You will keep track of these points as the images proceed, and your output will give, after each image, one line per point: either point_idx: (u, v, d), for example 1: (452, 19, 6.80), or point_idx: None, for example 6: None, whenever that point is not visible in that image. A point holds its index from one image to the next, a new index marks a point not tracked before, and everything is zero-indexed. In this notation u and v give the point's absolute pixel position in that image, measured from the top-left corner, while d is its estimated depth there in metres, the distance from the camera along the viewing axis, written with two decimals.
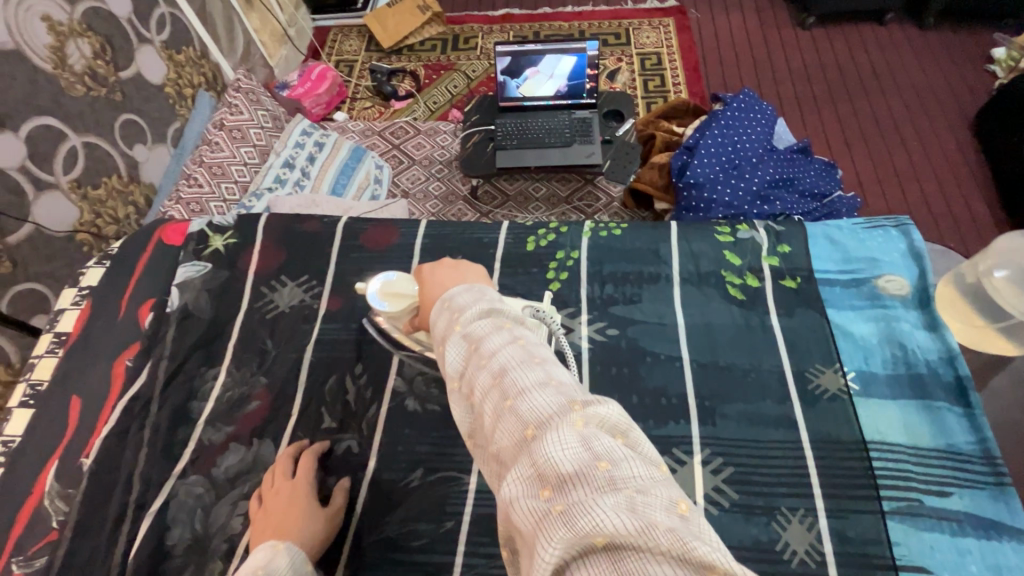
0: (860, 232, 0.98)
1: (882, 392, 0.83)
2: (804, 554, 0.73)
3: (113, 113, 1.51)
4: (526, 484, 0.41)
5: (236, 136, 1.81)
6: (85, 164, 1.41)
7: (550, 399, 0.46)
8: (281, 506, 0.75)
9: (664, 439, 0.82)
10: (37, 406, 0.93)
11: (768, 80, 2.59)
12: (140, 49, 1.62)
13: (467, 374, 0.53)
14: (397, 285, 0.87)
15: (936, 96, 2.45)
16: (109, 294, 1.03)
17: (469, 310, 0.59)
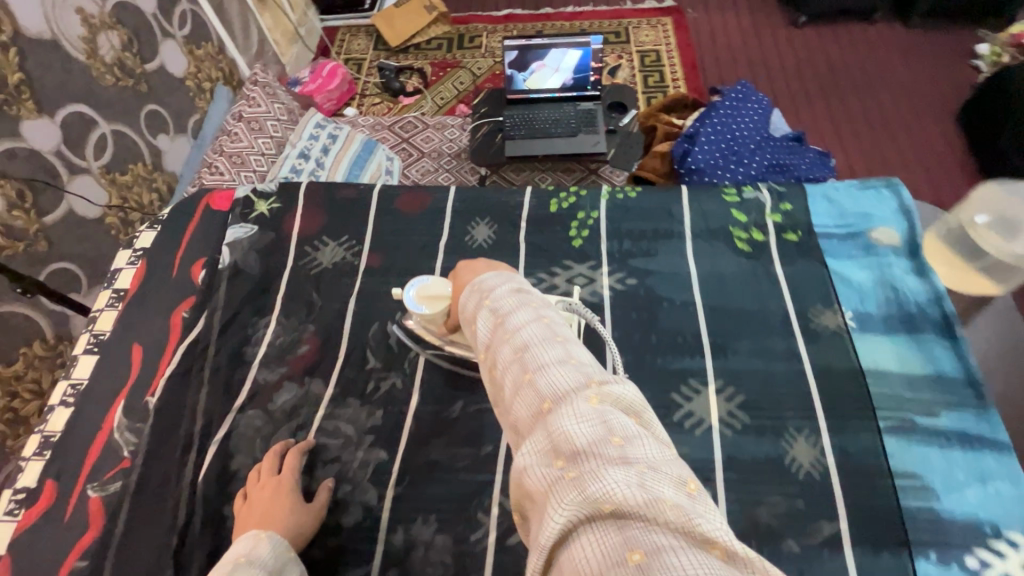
0: (855, 191, 1.07)
1: (877, 328, 0.92)
2: (810, 467, 0.81)
3: (139, 103, 1.61)
4: (541, 453, 0.45)
5: (253, 127, 1.88)
6: (114, 150, 1.51)
7: (570, 376, 0.50)
8: (265, 500, 0.78)
9: (681, 372, 0.91)
10: (101, 352, 1.00)
11: (763, 76, 2.71)
12: (164, 43, 1.73)
13: (490, 345, 0.57)
14: (433, 289, 0.90)
15: (922, 90, 2.58)
16: (162, 254, 1.10)
17: (497, 288, 0.63)
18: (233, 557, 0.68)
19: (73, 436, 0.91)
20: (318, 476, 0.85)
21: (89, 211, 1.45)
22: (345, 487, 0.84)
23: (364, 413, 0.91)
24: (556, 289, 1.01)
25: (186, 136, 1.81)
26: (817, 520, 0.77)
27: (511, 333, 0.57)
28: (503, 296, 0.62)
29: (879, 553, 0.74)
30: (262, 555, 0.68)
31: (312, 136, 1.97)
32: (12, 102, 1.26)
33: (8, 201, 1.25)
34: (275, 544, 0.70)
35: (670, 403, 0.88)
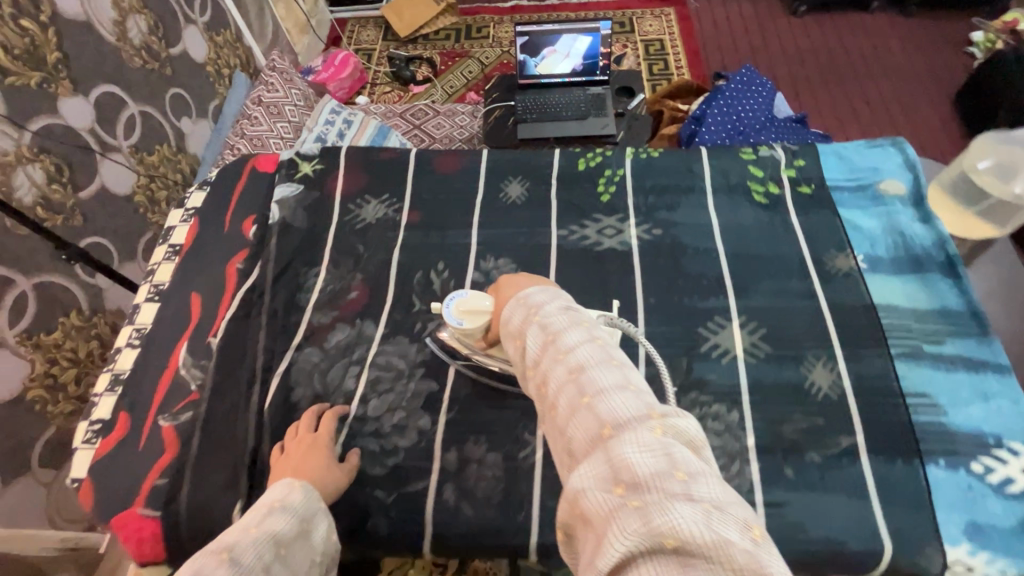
0: (863, 149, 1.15)
1: (886, 270, 1.00)
2: (828, 389, 0.89)
3: (164, 86, 1.67)
4: (600, 477, 0.46)
5: (273, 112, 1.96)
6: (142, 131, 1.58)
7: (630, 404, 0.51)
8: (302, 453, 0.83)
9: (706, 310, 0.98)
10: (162, 301, 1.06)
11: (765, 63, 2.79)
12: (186, 28, 1.79)
13: (542, 363, 0.59)
14: (471, 301, 0.84)
15: (919, 76, 2.66)
16: (213, 213, 1.17)
17: (549, 306, 0.64)
18: (268, 500, 0.73)
19: (141, 374, 0.98)
20: (374, 404, 0.92)
21: (117, 189, 1.50)
22: (400, 414, 0.91)
23: (414, 349, 0.97)
24: (587, 240, 1.08)
25: (206, 119, 1.87)
26: (836, 435, 0.85)
27: (566, 354, 0.58)
28: (556, 314, 0.63)
29: (893, 460, 0.82)
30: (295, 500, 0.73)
31: (329, 122, 1.98)
32: (50, 80, 1.32)
33: (47, 175, 1.31)
34: (307, 492, 0.75)
35: (698, 337, 0.95)
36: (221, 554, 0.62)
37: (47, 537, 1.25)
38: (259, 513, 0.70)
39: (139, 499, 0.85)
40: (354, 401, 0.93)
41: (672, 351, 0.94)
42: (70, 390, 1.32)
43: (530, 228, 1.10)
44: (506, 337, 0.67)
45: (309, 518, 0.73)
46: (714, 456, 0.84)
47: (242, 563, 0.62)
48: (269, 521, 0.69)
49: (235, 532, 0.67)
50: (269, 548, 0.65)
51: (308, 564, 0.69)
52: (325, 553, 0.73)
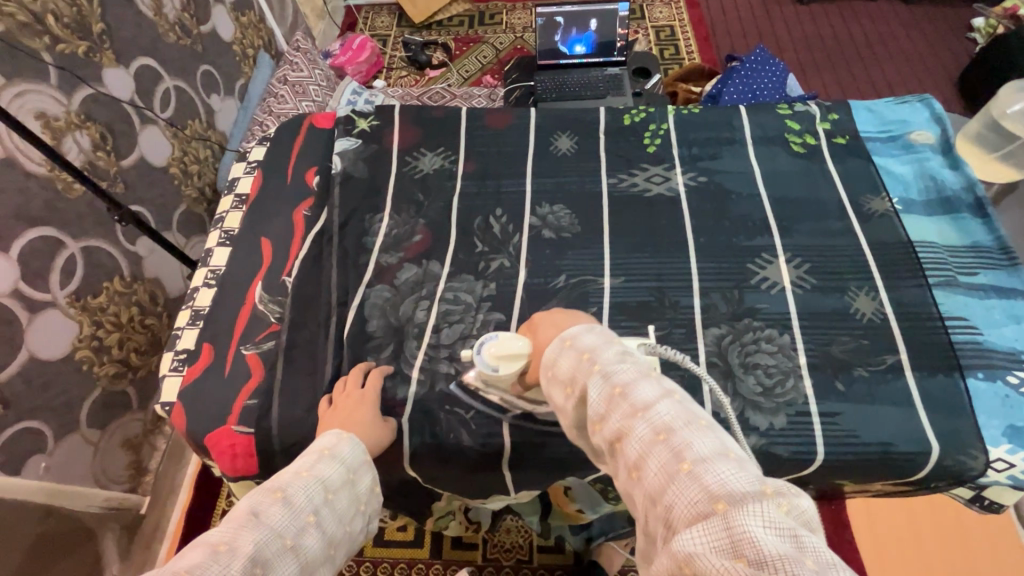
0: (892, 105, 1.22)
1: (920, 212, 1.07)
2: (871, 314, 0.95)
3: (196, 63, 1.72)
4: (718, 547, 0.45)
5: (297, 90, 2.02)
6: (176, 104, 1.62)
7: (738, 475, 0.50)
8: (350, 406, 0.85)
9: (753, 248, 1.05)
10: (233, 244, 1.12)
11: (774, 48, 2.86)
12: (214, 8, 1.83)
13: (621, 420, 0.58)
14: (504, 345, 0.80)
15: (923, 60, 2.75)
16: (275, 165, 1.22)
17: (613, 357, 0.64)
18: (320, 446, 0.76)
19: (220, 310, 1.03)
20: (447, 333, 0.98)
21: (155, 160, 1.55)
22: (472, 340, 0.97)
23: (480, 285, 1.03)
24: (637, 187, 1.14)
25: (233, 98, 1.93)
26: (881, 353, 0.91)
27: (646, 412, 0.57)
28: (624, 368, 0.62)
29: (935, 374, 0.89)
30: (344, 450, 0.76)
31: (352, 101, 2.09)
32: (95, 50, 1.36)
33: (93, 142, 1.35)
34: (356, 445, 0.78)
35: (747, 271, 1.02)
36: (275, 495, 0.66)
37: (94, 496, 1.33)
38: (311, 458, 0.74)
39: (232, 418, 0.91)
40: (426, 331, 0.99)
41: (724, 283, 1.01)
42: (113, 353, 1.36)
43: (582, 177, 1.17)
44: (562, 387, 0.66)
45: (355, 468, 0.76)
46: (770, 374, 0.91)
47: (293, 504, 0.66)
48: (320, 468, 0.72)
49: (288, 473, 0.71)
50: (319, 493, 0.69)
51: (352, 511, 0.73)
52: (368, 503, 0.77)
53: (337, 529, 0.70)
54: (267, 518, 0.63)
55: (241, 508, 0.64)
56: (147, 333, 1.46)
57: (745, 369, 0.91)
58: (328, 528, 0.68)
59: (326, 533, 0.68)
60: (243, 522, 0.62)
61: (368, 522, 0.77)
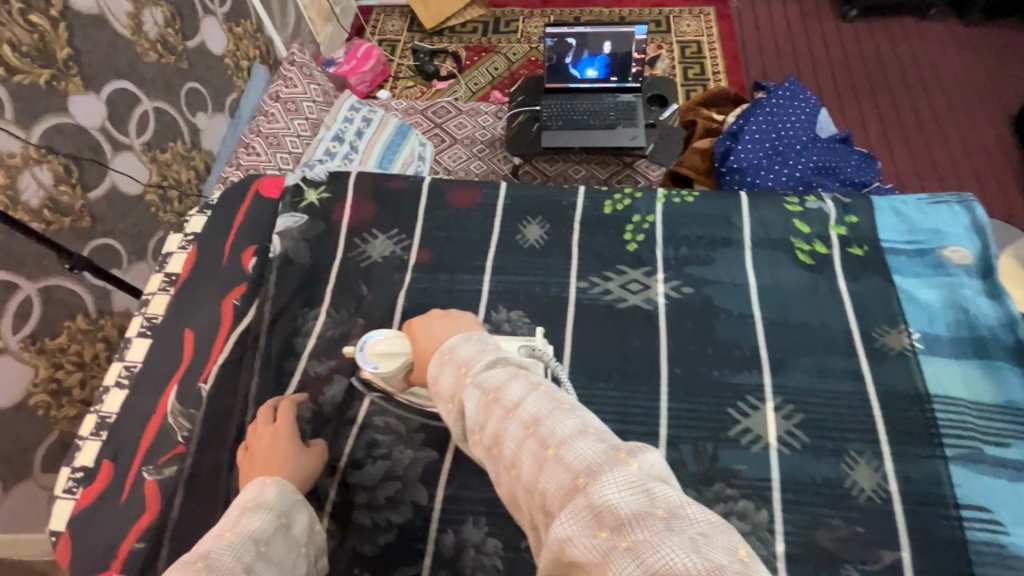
0: (924, 206, 1.03)
1: (946, 352, 0.89)
2: (871, 492, 0.79)
3: (180, 81, 1.56)
4: (584, 523, 0.48)
5: (290, 108, 1.80)
6: (155, 128, 1.46)
7: (594, 447, 0.54)
8: (267, 445, 0.80)
9: (738, 386, 0.89)
10: (154, 337, 1.02)
11: (809, 71, 2.59)
12: (205, 20, 1.66)
13: (495, 424, 0.61)
14: (382, 344, 0.86)
15: (977, 90, 2.45)
16: (214, 238, 1.11)
17: (479, 363, 0.66)
18: (240, 502, 0.69)
19: (128, 420, 0.94)
20: (368, 472, 0.86)
21: (127, 188, 1.38)
22: (394, 484, 0.84)
23: (414, 412, 0.90)
24: (610, 294, 0.99)
25: (222, 114, 1.74)
26: (878, 548, 0.75)
27: (515, 411, 0.60)
28: (493, 374, 0.64)
29: None
30: (270, 498, 0.70)
31: (347, 120, 1.87)
32: (60, 78, 1.21)
33: (56, 176, 1.21)
34: (282, 486, 0.72)
35: (726, 418, 0.86)
36: (197, 562, 0.58)
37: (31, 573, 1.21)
38: (234, 516, 0.67)
39: (116, 562, 0.81)
40: (345, 465, 0.86)
41: (697, 433, 0.85)
42: (75, 394, 1.23)
43: (548, 276, 1.02)
44: (443, 401, 0.67)
45: (287, 512, 0.70)
46: None
47: (220, 569, 0.58)
48: (244, 523, 0.65)
49: (209, 539, 0.63)
50: (249, 548, 0.62)
51: (293, 556, 0.67)
52: (310, 543, 0.71)
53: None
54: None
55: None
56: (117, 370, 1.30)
57: None
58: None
59: None
60: None
61: (312, 566, 0.70)
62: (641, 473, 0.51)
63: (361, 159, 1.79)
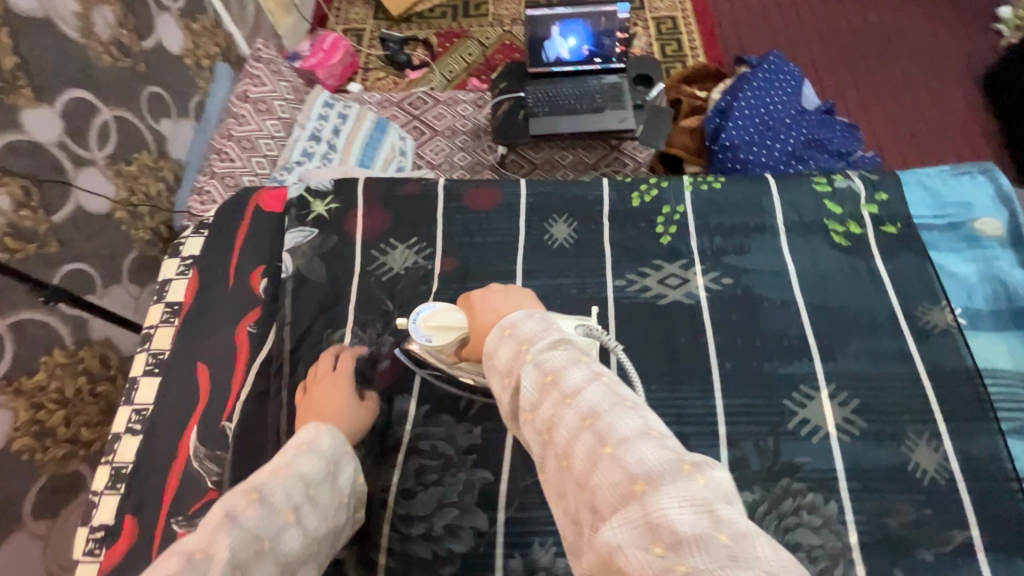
0: (949, 178, 1.03)
1: (988, 325, 0.89)
2: (934, 473, 0.79)
3: (138, 86, 1.39)
4: (636, 533, 0.43)
5: (261, 108, 1.65)
6: (119, 139, 1.32)
7: (658, 453, 0.47)
8: (324, 392, 0.80)
9: (790, 377, 0.87)
10: (163, 374, 0.94)
11: (780, 43, 2.49)
12: (158, 17, 1.47)
13: (546, 409, 0.53)
14: (440, 317, 0.78)
15: (943, 54, 2.41)
16: (216, 259, 1.02)
17: (538, 340, 0.58)
18: (296, 442, 0.69)
19: (147, 469, 0.86)
20: (421, 500, 0.81)
21: (95, 208, 1.26)
22: (451, 511, 0.80)
23: (461, 431, 0.85)
24: (648, 291, 0.95)
25: (187, 118, 1.57)
26: (948, 528, 0.76)
27: (575, 398, 0.52)
28: (554, 354, 0.56)
29: (1014, 559, 0.73)
30: (322, 445, 0.69)
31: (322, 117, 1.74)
32: (8, 90, 1.06)
33: (14, 200, 1.07)
34: (335, 437, 0.70)
35: (783, 410, 0.85)
36: (252, 494, 0.61)
37: None
38: (287, 453, 0.68)
39: None
40: (395, 496, 0.81)
41: (757, 429, 0.84)
42: (59, 433, 1.09)
43: (583, 277, 0.98)
44: (497, 375, 0.59)
45: (335, 461, 0.70)
46: (815, 558, 0.75)
47: (269, 505, 0.61)
48: (297, 464, 0.66)
49: (262, 469, 0.66)
50: (298, 490, 0.64)
51: (335, 505, 0.68)
52: (352, 494, 0.71)
53: (319, 525, 0.65)
54: (244, 521, 0.59)
55: (214, 513, 0.59)
56: (98, 402, 1.15)
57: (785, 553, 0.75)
58: (310, 525, 0.64)
59: (306, 532, 0.63)
60: (218, 525, 0.58)
61: (354, 512, 0.72)
62: (709, 492, 0.44)
63: (341, 159, 1.68)
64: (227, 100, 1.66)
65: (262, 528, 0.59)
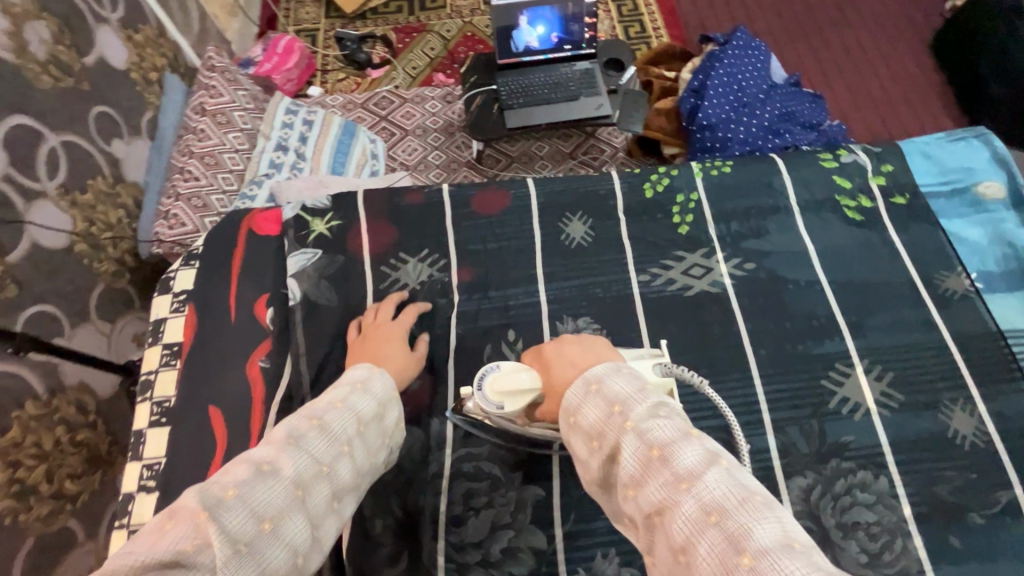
0: (946, 144, 1.05)
1: (1002, 287, 0.92)
2: (972, 437, 0.81)
3: (85, 106, 1.22)
4: None
5: (222, 121, 1.50)
6: (69, 167, 1.15)
7: (805, 569, 0.42)
8: (379, 339, 0.83)
9: (825, 357, 0.87)
10: (172, 424, 0.86)
11: (734, 11, 2.28)
12: (97, 28, 1.30)
13: (661, 496, 0.50)
14: (508, 380, 0.72)
15: (893, 16, 2.24)
16: (214, 293, 0.95)
17: (639, 410, 0.55)
18: (350, 379, 0.68)
19: None
20: (473, 526, 0.77)
21: (51, 244, 1.09)
22: (507, 534, 0.77)
23: (505, 448, 0.82)
24: (674, 283, 0.94)
25: (140, 137, 1.39)
26: (993, 489, 0.78)
27: (692, 486, 0.49)
28: (659, 425, 0.53)
29: None
30: (375, 387, 0.68)
31: (286, 125, 1.62)
32: None
33: None
34: (387, 380, 0.69)
35: (823, 391, 0.85)
36: (312, 420, 0.60)
37: None
38: (340, 389, 0.66)
39: None
40: (445, 524, 0.77)
41: (800, 412, 0.83)
42: (43, 489, 0.96)
43: (606, 275, 0.95)
44: (583, 436, 0.58)
45: (384, 403, 0.69)
46: (873, 535, 0.75)
47: (329, 434, 0.60)
48: (353, 399, 0.65)
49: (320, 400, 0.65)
50: (353, 423, 0.63)
51: (380, 444, 0.67)
52: (395, 436, 0.70)
53: (367, 460, 0.64)
54: (307, 445, 0.57)
55: (276, 434, 0.58)
56: (79, 452, 1.04)
57: (844, 533, 0.75)
58: (361, 459, 0.63)
59: (358, 464, 0.62)
60: (283, 445, 0.56)
61: (391, 453, 0.71)
62: None
63: (312, 168, 1.58)
64: (181, 115, 1.49)
65: (321, 453, 0.58)
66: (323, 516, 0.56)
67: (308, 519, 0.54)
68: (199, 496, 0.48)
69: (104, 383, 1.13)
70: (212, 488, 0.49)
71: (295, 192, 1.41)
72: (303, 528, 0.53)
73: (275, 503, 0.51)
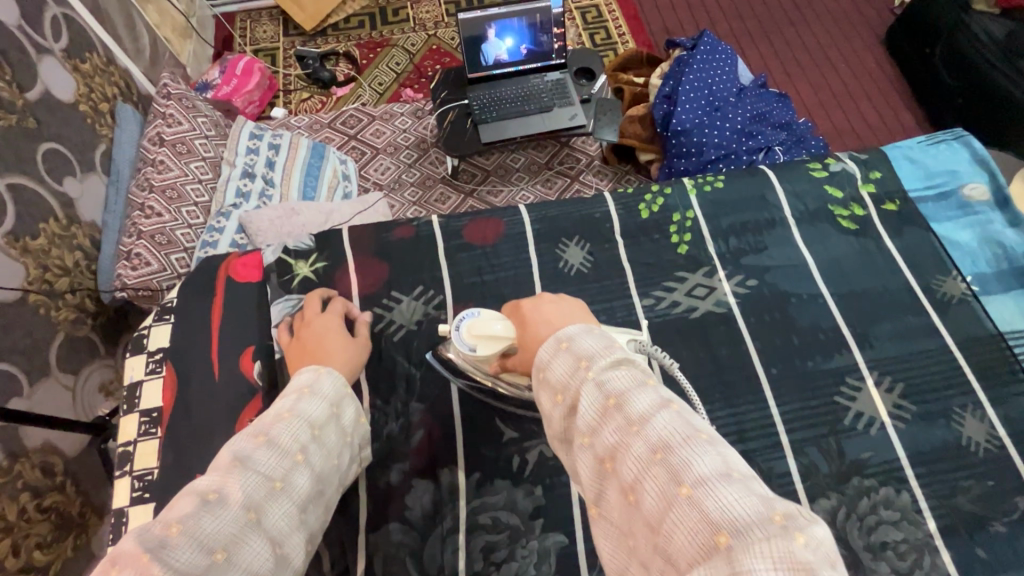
0: (927, 148, 1.07)
1: (997, 288, 0.93)
2: (986, 443, 0.81)
3: (32, 145, 1.11)
4: None
5: (182, 150, 1.40)
6: (18, 211, 1.04)
7: (743, 500, 0.41)
8: (317, 334, 0.77)
9: (835, 372, 0.86)
10: (155, 499, 0.79)
11: (695, 14, 2.31)
12: (40, 60, 1.19)
13: (612, 438, 0.48)
14: (484, 324, 0.71)
15: (846, 14, 2.29)
16: (192, 349, 0.89)
17: (600, 360, 0.52)
18: (296, 386, 0.66)
19: None
20: None
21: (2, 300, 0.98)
22: None
23: (521, 495, 0.78)
24: (679, 306, 0.92)
25: (94, 173, 1.29)
26: (1011, 496, 0.78)
27: (642, 427, 0.47)
28: (618, 374, 0.51)
29: None
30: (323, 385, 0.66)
31: (251, 152, 1.55)
32: None
33: None
34: (335, 376, 0.67)
35: (837, 408, 0.84)
36: (258, 437, 0.58)
37: None
38: (290, 398, 0.64)
39: None
40: None
41: (818, 430, 0.82)
42: (9, 567, 0.87)
43: (610, 301, 0.92)
44: (549, 391, 0.54)
45: (337, 401, 0.66)
46: (903, 554, 0.74)
47: (278, 447, 0.58)
48: (301, 406, 0.63)
49: (266, 416, 0.62)
50: (304, 430, 0.61)
51: (340, 445, 0.65)
52: (357, 432, 0.68)
53: (327, 463, 0.62)
54: (255, 462, 0.56)
55: (222, 458, 0.56)
56: (47, 517, 0.95)
57: (874, 555, 0.74)
58: (319, 464, 0.61)
59: (317, 471, 0.61)
60: (229, 468, 0.55)
61: (357, 451, 0.69)
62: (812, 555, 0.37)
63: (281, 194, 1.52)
64: (136, 147, 1.39)
65: (272, 469, 0.57)
66: (286, 533, 0.56)
67: (267, 540, 0.53)
68: (138, 542, 0.47)
69: (73, 443, 1.03)
70: (152, 532, 0.48)
71: (268, 225, 1.34)
72: (263, 549, 0.52)
73: (225, 529, 0.51)
